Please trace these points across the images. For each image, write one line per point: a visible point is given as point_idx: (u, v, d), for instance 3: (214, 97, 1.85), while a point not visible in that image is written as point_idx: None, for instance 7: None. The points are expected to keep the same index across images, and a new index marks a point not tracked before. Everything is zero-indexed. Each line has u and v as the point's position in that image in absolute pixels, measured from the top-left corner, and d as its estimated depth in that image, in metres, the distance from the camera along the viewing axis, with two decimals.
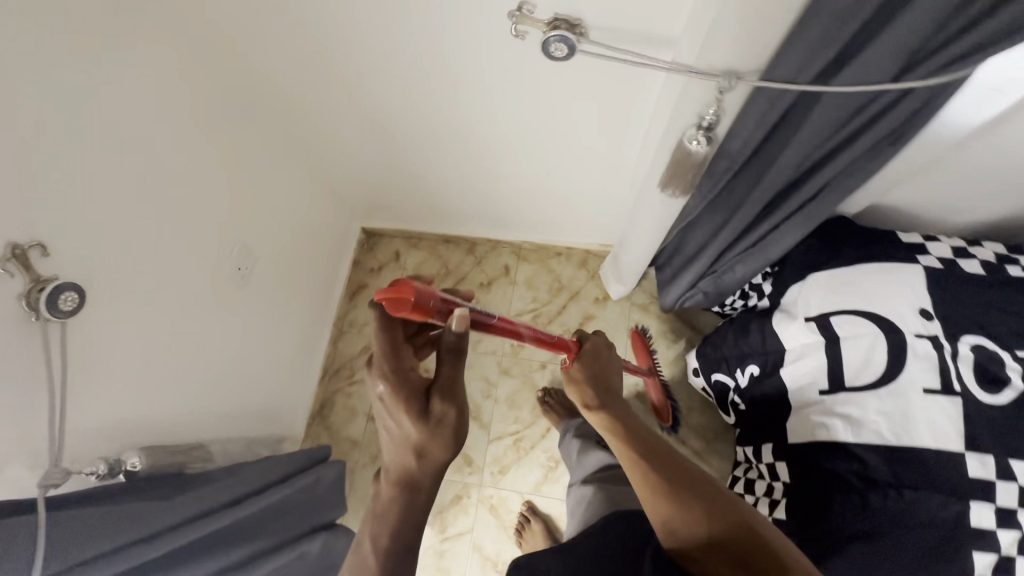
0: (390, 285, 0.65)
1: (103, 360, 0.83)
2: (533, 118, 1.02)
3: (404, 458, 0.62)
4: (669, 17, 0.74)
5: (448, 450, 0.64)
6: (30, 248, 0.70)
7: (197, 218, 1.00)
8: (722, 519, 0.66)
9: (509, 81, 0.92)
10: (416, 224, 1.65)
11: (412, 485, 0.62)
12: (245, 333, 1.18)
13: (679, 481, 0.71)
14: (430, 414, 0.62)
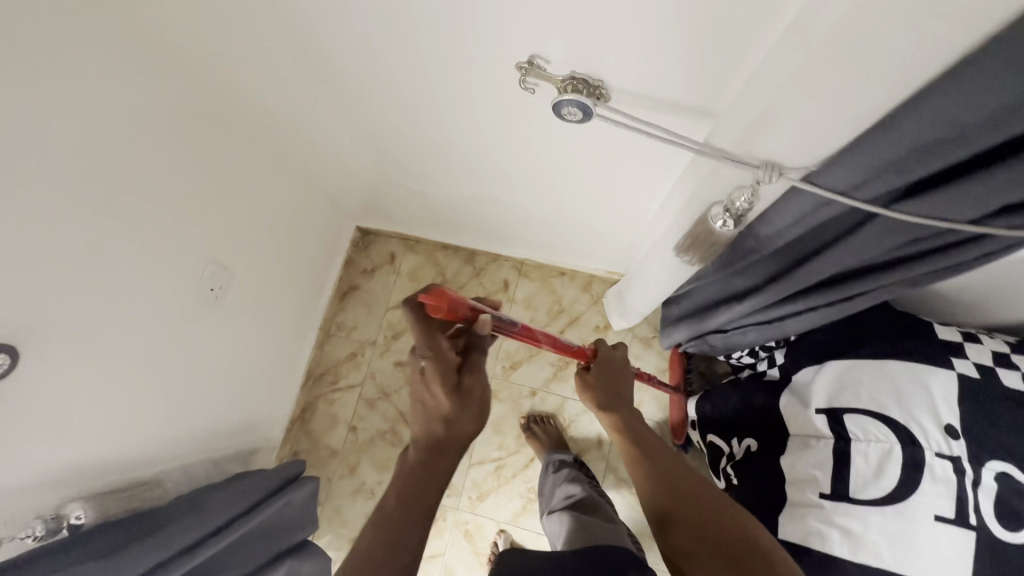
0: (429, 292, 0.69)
1: (47, 407, 0.77)
2: (538, 162, 0.91)
3: (435, 426, 0.64)
4: (708, 93, 0.61)
5: (475, 424, 0.67)
6: None
7: (166, 240, 0.92)
8: (721, 519, 0.69)
9: (515, 125, 0.81)
10: (414, 228, 1.55)
11: (440, 451, 0.64)
12: (218, 351, 1.12)
13: (682, 488, 0.75)
14: (462, 388, 0.67)
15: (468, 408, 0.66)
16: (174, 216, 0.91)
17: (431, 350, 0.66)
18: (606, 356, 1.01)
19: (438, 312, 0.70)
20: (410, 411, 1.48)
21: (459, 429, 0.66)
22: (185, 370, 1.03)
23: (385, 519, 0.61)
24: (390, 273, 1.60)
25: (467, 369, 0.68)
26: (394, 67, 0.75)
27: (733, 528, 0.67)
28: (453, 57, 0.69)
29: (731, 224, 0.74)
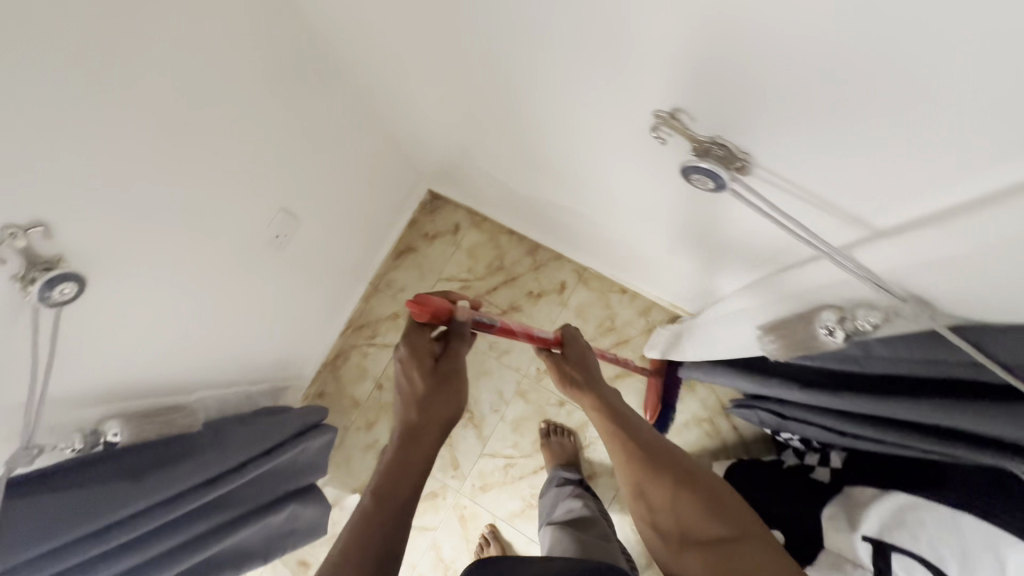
0: (416, 298, 0.71)
1: (107, 329, 0.78)
2: (642, 199, 0.82)
3: (411, 412, 0.71)
4: (867, 197, 0.52)
5: (450, 410, 0.72)
6: (29, 232, 0.62)
7: (244, 180, 0.89)
8: (694, 490, 0.72)
9: (629, 160, 0.73)
10: (484, 205, 1.49)
11: (416, 437, 0.69)
12: (274, 296, 1.12)
13: (656, 460, 0.75)
14: (438, 370, 0.74)
15: (441, 390, 0.72)
16: (255, 157, 0.89)
17: (408, 347, 0.74)
18: (571, 336, 0.94)
19: (426, 315, 0.72)
20: None
21: (433, 413, 0.71)
22: (243, 309, 1.04)
23: (370, 506, 0.64)
24: (450, 244, 1.57)
25: (445, 356, 0.75)
26: (521, 66, 0.68)
27: (710, 504, 0.71)
28: (594, 73, 0.60)
29: (838, 337, 0.69)
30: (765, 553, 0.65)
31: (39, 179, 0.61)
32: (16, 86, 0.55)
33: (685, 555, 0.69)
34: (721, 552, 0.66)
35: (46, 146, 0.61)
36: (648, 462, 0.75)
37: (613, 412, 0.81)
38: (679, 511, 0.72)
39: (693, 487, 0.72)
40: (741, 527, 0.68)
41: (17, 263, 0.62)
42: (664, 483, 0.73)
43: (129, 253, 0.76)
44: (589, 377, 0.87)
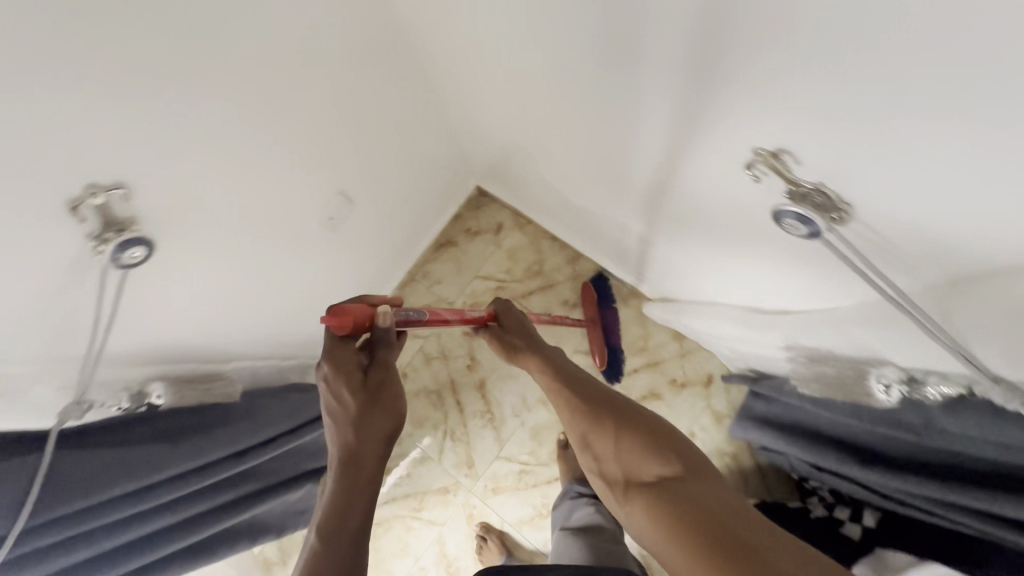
0: (333, 310, 0.73)
1: (163, 293, 0.78)
2: (719, 223, 0.79)
3: (346, 432, 0.70)
4: (977, 247, 0.52)
5: (387, 423, 0.71)
6: (109, 193, 0.62)
7: (307, 158, 0.90)
8: (637, 435, 0.70)
9: (716, 184, 0.71)
10: (532, 208, 1.48)
11: (354, 461, 0.68)
12: (320, 276, 1.13)
13: (595, 407, 0.76)
14: (368, 384, 0.73)
15: (373, 407, 0.71)
16: (322, 137, 0.90)
17: (329, 361, 0.73)
18: (504, 310, 1.02)
19: (349, 326, 0.73)
20: (461, 380, 1.51)
21: (370, 431, 0.70)
22: (289, 285, 1.05)
23: (319, 541, 0.63)
24: (491, 243, 1.56)
25: (373, 366, 0.75)
26: (621, 73, 0.66)
27: (651, 447, 0.68)
28: (704, 90, 0.58)
29: (894, 396, 0.73)
30: (710, 483, 0.62)
31: (126, 137, 0.62)
32: (115, 44, 0.56)
33: (630, 500, 0.65)
34: (668, 488, 0.62)
35: (136, 107, 0.61)
36: (589, 414, 0.76)
37: (557, 370, 0.85)
38: (622, 455, 0.70)
39: (637, 433, 0.70)
40: (687, 465, 0.64)
41: (95, 221, 0.63)
42: (608, 431, 0.73)
43: (195, 221, 0.76)
44: (535, 350, 0.92)
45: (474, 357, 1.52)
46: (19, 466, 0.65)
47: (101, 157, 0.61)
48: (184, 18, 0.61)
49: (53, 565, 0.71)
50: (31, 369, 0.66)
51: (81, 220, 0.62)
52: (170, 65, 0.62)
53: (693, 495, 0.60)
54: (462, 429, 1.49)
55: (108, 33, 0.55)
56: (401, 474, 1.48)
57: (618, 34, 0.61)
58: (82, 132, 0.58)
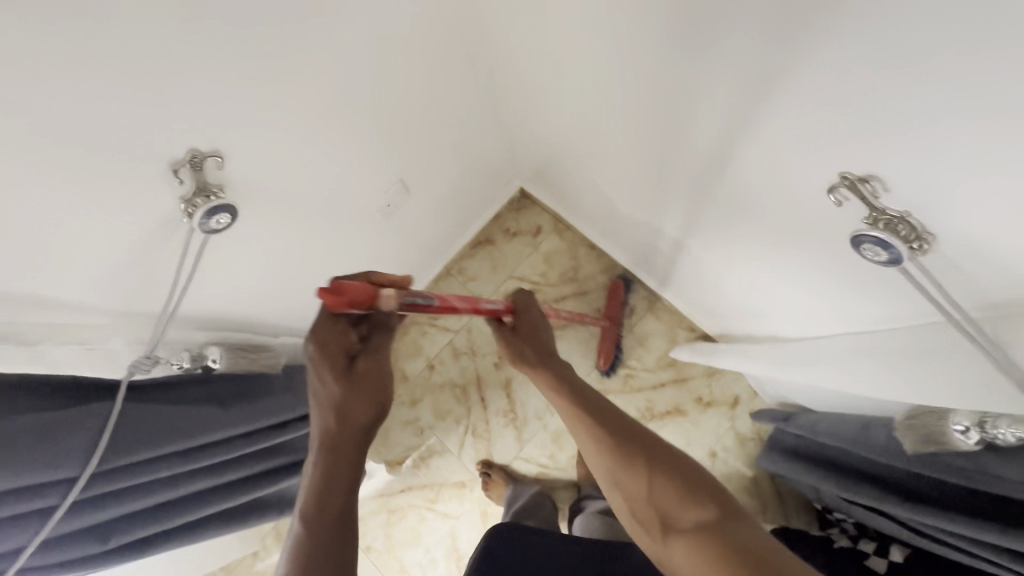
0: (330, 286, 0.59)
1: (233, 261, 0.81)
2: (781, 244, 0.79)
3: (327, 418, 0.69)
4: None
5: (369, 412, 0.69)
6: (207, 160, 0.65)
7: (377, 145, 0.92)
8: (667, 475, 0.64)
9: (784, 207, 0.71)
10: (574, 215, 1.50)
11: (336, 448, 0.68)
12: (369, 261, 1.15)
13: (618, 436, 0.68)
14: (352, 371, 0.70)
15: (355, 395, 0.69)
16: (390, 126, 0.92)
17: (317, 341, 0.69)
18: (524, 306, 0.90)
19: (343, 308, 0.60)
20: (487, 378, 1.52)
21: (350, 420, 0.69)
22: (341, 266, 1.07)
23: (303, 529, 0.64)
24: (529, 245, 1.58)
25: (362, 352, 0.71)
26: (701, 96, 0.67)
27: (683, 489, 0.62)
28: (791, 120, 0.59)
29: (971, 439, 0.71)
30: (751, 531, 0.58)
31: (224, 110, 0.64)
32: (236, 27, 0.59)
33: (667, 544, 0.60)
34: (711, 536, 0.57)
35: (241, 84, 0.64)
36: (611, 444, 0.68)
37: (570, 385, 0.75)
38: (653, 493, 0.64)
39: (667, 472, 0.64)
40: (725, 508, 0.60)
41: (189, 186, 0.66)
42: (637, 469, 0.65)
43: (272, 196, 0.79)
44: (542, 359, 0.80)
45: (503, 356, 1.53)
46: (96, 413, 0.64)
47: (202, 127, 0.63)
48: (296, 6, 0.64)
49: (116, 510, 0.71)
50: (110, 324, 0.69)
51: (179, 181, 0.65)
52: (276, 49, 0.65)
53: (736, 542, 0.55)
54: (485, 426, 1.50)
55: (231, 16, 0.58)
56: (419, 464, 1.49)
57: (709, 60, 0.62)
58: (189, 102, 0.60)
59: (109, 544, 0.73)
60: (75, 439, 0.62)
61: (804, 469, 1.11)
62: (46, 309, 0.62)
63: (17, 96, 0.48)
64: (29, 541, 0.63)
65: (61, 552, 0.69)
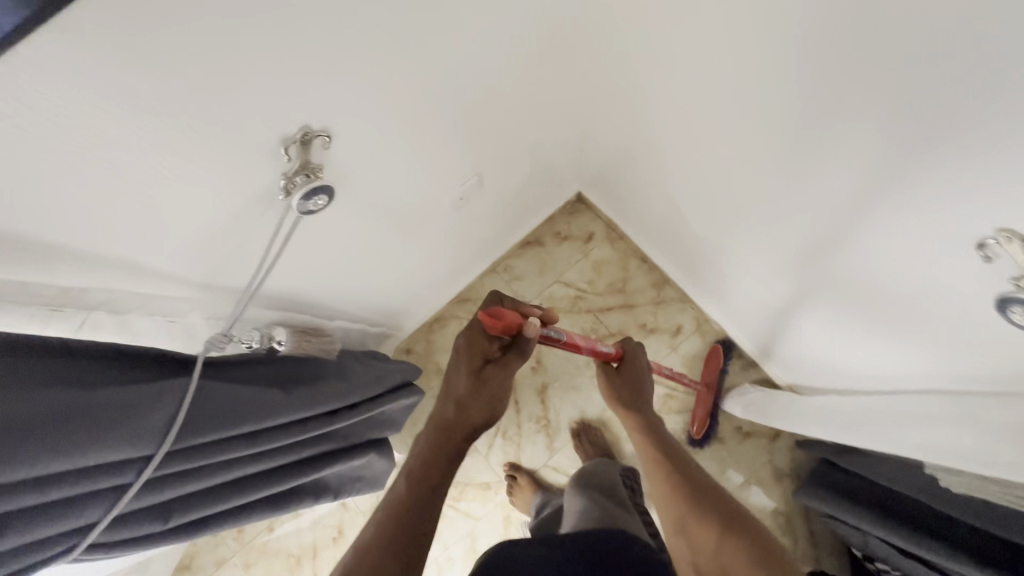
0: (494, 310, 0.74)
1: (310, 242, 0.78)
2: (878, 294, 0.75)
3: (446, 412, 0.76)
4: None
5: (484, 411, 0.77)
6: (316, 139, 0.61)
7: (464, 138, 0.89)
8: (737, 530, 0.63)
9: (896, 266, 0.67)
10: (630, 225, 1.46)
11: (448, 437, 0.75)
12: (428, 251, 1.12)
13: (696, 490, 0.70)
14: (482, 374, 0.78)
15: (477, 396, 0.77)
16: (482, 120, 0.89)
17: (465, 346, 0.79)
18: (632, 352, 0.93)
19: (496, 330, 0.75)
20: (523, 381, 1.50)
21: (468, 413, 0.76)
22: (402, 255, 1.04)
23: (394, 505, 0.69)
24: (579, 251, 1.54)
25: (495, 362, 0.79)
26: (820, 148, 0.64)
27: (743, 543, 0.62)
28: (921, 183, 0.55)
29: None
30: None
31: (346, 89, 0.60)
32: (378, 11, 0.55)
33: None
34: None
35: (367, 71, 0.61)
36: (687, 494, 0.70)
37: (658, 434, 0.81)
38: (716, 547, 0.63)
39: (735, 527, 0.63)
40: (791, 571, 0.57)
41: (293, 161, 0.62)
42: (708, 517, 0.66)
43: (360, 181, 0.76)
44: (637, 403, 0.87)
45: (541, 361, 1.50)
46: (172, 387, 0.62)
47: (323, 104, 0.59)
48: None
49: (176, 489, 0.67)
50: (194, 297, 0.67)
51: (286, 158, 0.61)
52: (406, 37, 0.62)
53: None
54: (516, 430, 1.48)
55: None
56: None
57: None
58: (317, 83, 0.57)
59: (170, 523, 0.70)
60: (154, 411, 0.59)
61: (853, 509, 1.07)
62: (138, 279, 0.59)
63: (163, 59, 0.43)
64: (105, 515, 0.59)
65: (120, 529, 0.65)
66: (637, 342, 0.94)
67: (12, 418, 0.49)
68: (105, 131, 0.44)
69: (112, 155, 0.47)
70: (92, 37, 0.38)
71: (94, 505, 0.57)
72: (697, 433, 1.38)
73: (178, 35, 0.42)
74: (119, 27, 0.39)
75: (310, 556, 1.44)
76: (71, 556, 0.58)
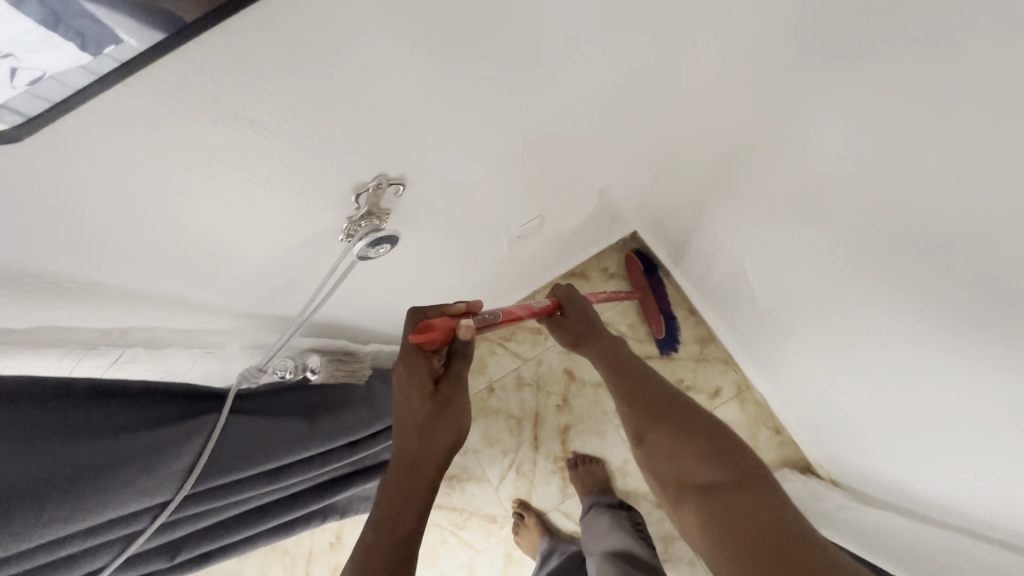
0: (421, 325, 0.62)
1: (363, 278, 0.74)
2: (984, 422, 0.68)
3: (410, 443, 0.61)
4: None
5: (453, 435, 0.62)
6: (390, 187, 0.57)
7: (536, 182, 0.84)
8: (689, 430, 0.61)
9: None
10: (684, 276, 1.39)
11: (415, 468, 0.60)
12: (475, 283, 1.07)
13: (646, 401, 0.66)
14: (438, 396, 0.63)
15: (439, 421, 0.62)
16: (558, 166, 0.83)
17: (402, 370, 0.63)
18: (568, 296, 0.85)
19: (435, 342, 0.63)
20: (547, 415, 1.45)
21: (433, 441, 0.61)
22: (449, 286, 1.00)
23: (366, 540, 0.57)
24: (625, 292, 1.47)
25: (446, 377, 0.64)
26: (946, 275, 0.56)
27: (700, 448, 0.59)
28: None
29: None
30: (769, 499, 0.52)
31: (431, 140, 0.56)
32: (480, 71, 0.51)
33: (682, 500, 0.58)
34: (715, 498, 0.54)
35: (455, 125, 0.56)
36: (642, 408, 0.66)
37: (612, 355, 0.75)
38: (674, 455, 0.61)
39: (687, 434, 0.61)
40: (743, 471, 0.56)
41: (361, 207, 0.57)
42: (661, 427, 0.63)
43: (425, 222, 0.71)
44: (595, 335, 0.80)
45: (568, 400, 1.46)
46: (199, 426, 0.59)
47: (405, 155, 0.55)
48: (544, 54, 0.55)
49: (188, 528, 0.63)
50: (236, 326, 0.64)
51: (355, 205, 0.57)
52: (503, 93, 0.57)
53: (741, 508, 0.51)
54: (531, 466, 1.43)
55: (481, 60, 0.49)
56: (454, 485, 1.43)
57: None
58: (402, 137, 0.52)
59: (175, 560, 0.67)
60: (178, 455, 0.56)
61: None
62: (185, 313, 0.56)
63: (249, 111, 0.39)
64: (109, 562, 0.56)
65: (132, 567, 0.62)
66: (567, 284, 0.86)
67: (45, 474, 0.45)
68: (170, 180, 0.40)
69: (173, 203, 0.43)
70: (179, 91, 0.34)
71: (103, 553, 0.54)
72: (660, 336, 1.39)
73: (269, 89, 0.38)
74: (210, 80, 0.35)
75: (306, 559, 1.41)
76: None
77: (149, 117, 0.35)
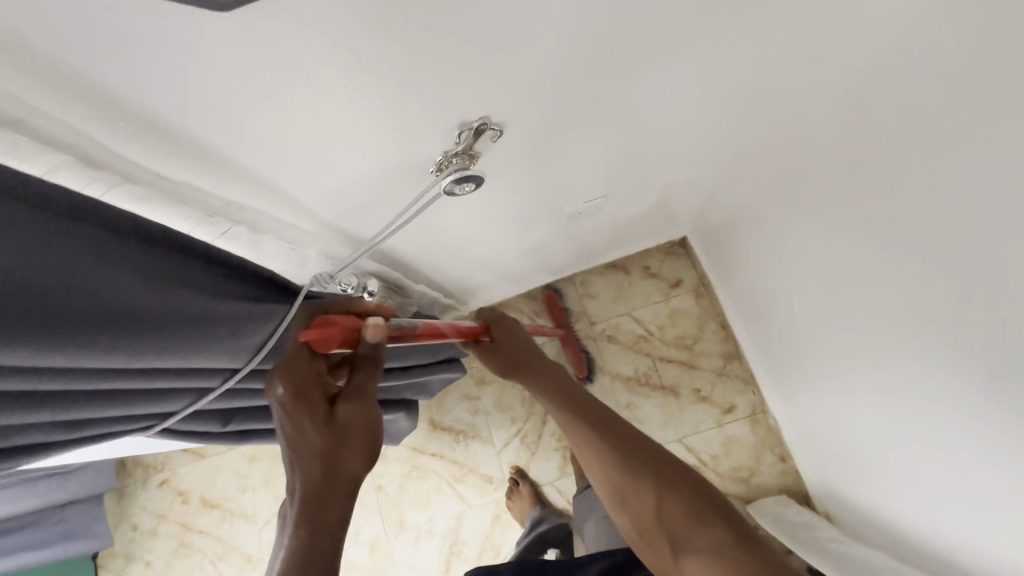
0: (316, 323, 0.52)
1: (435, 216, 0.79)
2: (989, 480, 0.69)
3: (310, 471, 0.44)
4: None
5: (363, 460, 0.46)
6: (490, 130, 0.61)
7: (612, 163, 0.86)
8: (673, 484, 0.53)
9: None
10: (724, 289, 1.41)
11: (320, 501, 0.43)
12: (526, 249, 1.12)
13: (606, 439, 0.56)
14: (338, 410, 0.48)
15: (344, 439, 0.46)
16: (635, 153, 0.86)
17: (284, 384, 0.49)
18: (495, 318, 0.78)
19: (334, 344, 0.53)
20: None
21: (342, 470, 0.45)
22: (503, 246, 1.04)
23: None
24: (661, 294, 1.49)
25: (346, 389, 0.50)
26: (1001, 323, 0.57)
27: (692, 503, 0.52)
28: None
29: None
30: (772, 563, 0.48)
31: (536, 97, 0.59)
32: (600, 42, 0.54)
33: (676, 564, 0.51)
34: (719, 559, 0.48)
35: (560, 88, 0.60)
36: (612, 454, 0.55)
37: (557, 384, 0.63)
38: (661, 510, 0.52)
39: (667, 482, 0.53)
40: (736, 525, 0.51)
41: (459, 144, 0.61)
42: (639, 478, 0.54)
43: (503, 175, 0.75)
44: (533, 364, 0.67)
45: None
46: (277, 311, 0.65)
47: (510, 104, 0.58)
48: (661, 39, 0.57)
49: (244, 401, 0.70)
50: (318, 232, 0.69)
51: (456, 140, 0.61)
52: (612, 68, 0.60)
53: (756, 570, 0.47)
54: (535, 439, 1.48)
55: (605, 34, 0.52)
56: (459, 440, 1.49)
57: None
58: (514, 89, 0.56)
59: (226, 428, 0.73)
60: (259, 330, 0.63)
61: None
62: (283, 207, 0.61)
63: (397, 34, 0.43)
64: (182, 408, 0.62)
65: (192, 424, 0.69)
66: (494, 308, 0.81)
67: (164, 311, 0.52)
68: (318, 76, 0.45)
69: (315, 99, 0.48)
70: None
71: (179, 399, 0.61)
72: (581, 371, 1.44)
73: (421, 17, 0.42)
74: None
75: None
76: (146, 435, 0.62)
77: (326, 17, 0.39)
